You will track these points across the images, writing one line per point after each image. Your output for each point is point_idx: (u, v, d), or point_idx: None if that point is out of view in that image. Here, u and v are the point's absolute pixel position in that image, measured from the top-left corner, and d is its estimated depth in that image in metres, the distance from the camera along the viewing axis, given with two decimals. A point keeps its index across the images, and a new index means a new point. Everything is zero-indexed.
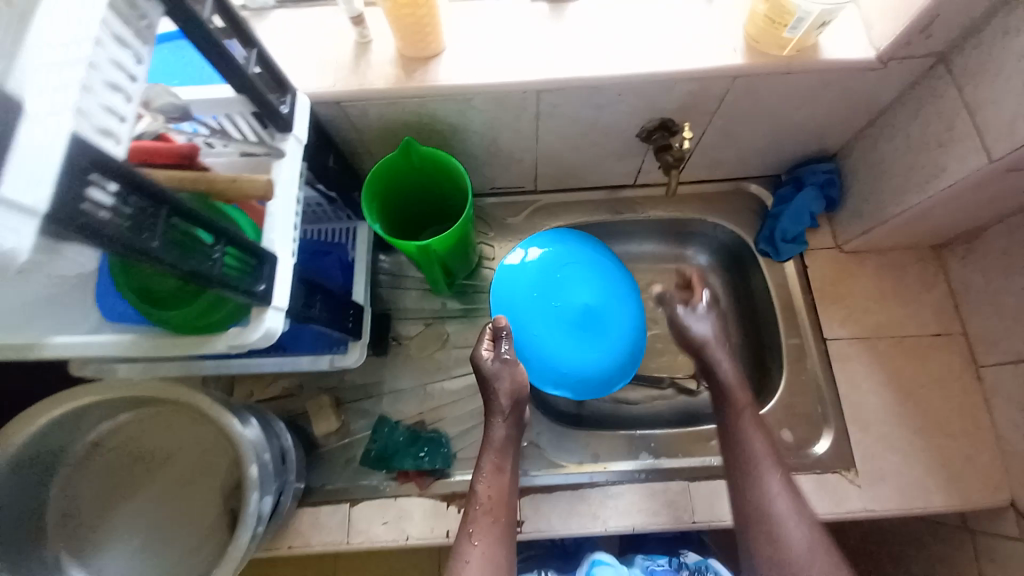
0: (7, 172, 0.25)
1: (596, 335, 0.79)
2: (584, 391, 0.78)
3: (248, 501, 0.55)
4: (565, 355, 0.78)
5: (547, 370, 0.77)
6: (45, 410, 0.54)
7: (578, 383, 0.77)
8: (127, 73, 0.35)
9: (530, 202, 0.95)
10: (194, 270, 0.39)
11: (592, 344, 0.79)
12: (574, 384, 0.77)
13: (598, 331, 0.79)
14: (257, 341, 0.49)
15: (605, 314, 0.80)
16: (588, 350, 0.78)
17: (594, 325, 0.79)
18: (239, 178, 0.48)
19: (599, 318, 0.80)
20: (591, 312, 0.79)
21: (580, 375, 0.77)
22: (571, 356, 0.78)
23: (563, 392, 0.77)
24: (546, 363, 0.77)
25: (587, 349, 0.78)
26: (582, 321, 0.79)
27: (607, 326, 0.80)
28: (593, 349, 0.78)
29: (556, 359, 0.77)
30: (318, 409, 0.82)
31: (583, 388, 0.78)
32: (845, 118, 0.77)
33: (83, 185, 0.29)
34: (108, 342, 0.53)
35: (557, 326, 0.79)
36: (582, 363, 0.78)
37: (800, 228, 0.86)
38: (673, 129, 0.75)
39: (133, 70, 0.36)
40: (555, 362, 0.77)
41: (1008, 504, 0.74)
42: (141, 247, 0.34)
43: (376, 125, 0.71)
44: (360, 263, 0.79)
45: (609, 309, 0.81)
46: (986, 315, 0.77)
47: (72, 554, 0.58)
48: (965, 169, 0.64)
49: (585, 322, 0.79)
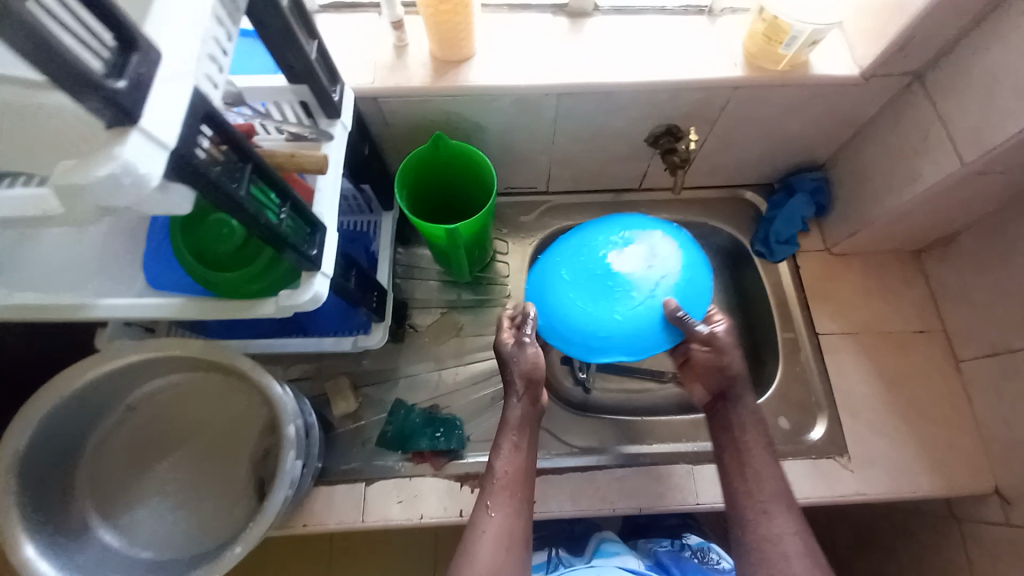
0: (148, 104, 0.30)
1: (635, 287, 0.68)
2: (637, 350, 0.69)
3: (285, 460, 0.58)
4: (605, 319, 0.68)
5: (590, 338, 0.69)
6: (85, 369, 0.56)
7: (625, 345, 0.68)
8: (221, 48, 0.40)
9: (542, 202, 1.01)
10: (266, 223, 0.43)
11: (632, 299, 0.68)
12: (622, 347, 0.68)
13: (638, 284, 0.68)
14: (305, 304, 0.53)
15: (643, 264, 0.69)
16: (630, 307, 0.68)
17: (632, 280, 0.68)
18: (297, 154, 0.51)
19: (635, 270, 0.69)
20: (624, 268, 0.69)
21: (625, 334, 0.68)
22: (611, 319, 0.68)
23: (614, 357, 0.69)
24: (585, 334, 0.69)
25: (625, 307, 0.68)
26: (614, 280, 0.68)
27: (648, 276, 0.68)
28: (635, 305, 0.67)
29: (596, 325, 0.68)
30: (337, 391, 0.85)
31: (635, 347, 0.68)
32: (832, 130, 0.85)
33: (197, 132, 0.35)
34: (156, 305, 0.56)
35: (589, 292, 0.69)
36: (625, 323, 0.67)
37: (793, 230, 0.93)
38: (678, 134, 0.82)
39: (225, 46, 0.40)
40: (595, 329, 0.68)
41: (992, 491, 0.77)
42: (231, 193, 0.39)
43: (407, 120, 0.77)
44: (384, 250, 0.84)
45: (647, 256, 0.69)
46: (964, 312, 0.84)
47: (101, 515, 0.60)
48: (939, 173, 0.71)
49: (620, 280, 0.68)
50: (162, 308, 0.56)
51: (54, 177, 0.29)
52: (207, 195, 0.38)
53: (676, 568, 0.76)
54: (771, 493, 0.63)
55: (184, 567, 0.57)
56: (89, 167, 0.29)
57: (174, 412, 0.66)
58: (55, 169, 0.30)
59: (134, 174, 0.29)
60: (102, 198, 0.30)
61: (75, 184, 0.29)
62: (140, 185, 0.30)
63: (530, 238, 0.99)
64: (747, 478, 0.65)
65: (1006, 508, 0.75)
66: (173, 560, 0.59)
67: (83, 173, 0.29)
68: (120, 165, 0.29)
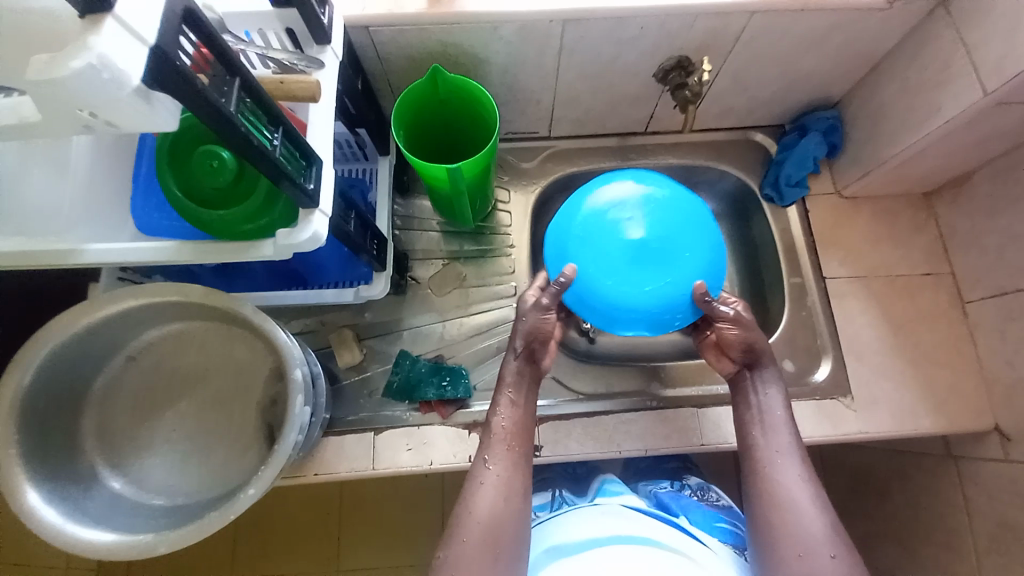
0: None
1: (675, 262, 0.68)
2: (660, 329, 0.70)
3: (292, 405, 0.56)
4: (634, 295, 0.68)
5: (611, 313, 0.69)
6: (78, 316, 0.54)
7: (650, 319, 0.69)
8: None
9: (544, 148, 0.97)
10: (260, 145, 0.41)
11: (658, 276, 0.67)
12: (647, 321, 0.69)
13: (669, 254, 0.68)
14: (304, 244, 0.50)
15: (671, 236, 0.68)
16: (659, 284, 0.67)
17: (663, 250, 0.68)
18: (285, 80, 0.48)
19: (665, 241, 0.68)
20: (620, 223, 0.69)
21: (652, 311, 0.68)
22: (638, 291, 0.68)
23: (637, 330, 0.70)
24: (614, 309, 0.69)
25: (659, 283, 0.67)
26: (645, 254, 0.68)
27: (679, 246, 0.68)
28: (668, 282, 0.67)
29: (621, 300, 0.68)
30: (341, 342, 0.84)
31: (661, 324, 0.70)
32: (848, 65, 0.81)
33: (176, 33, 0.33)
34: (147, 249, 0.53)
35: (620, 262, 0.68)
36: (651, 302, 0.68)
37: (804, 173, 0.90)
38: (689, 68, 0.78)
39: None
40: (629, 308, 0.68)
41: (992, 428, 0.78)
42: (220, 106, 0.36)
43: (402, 53, 0.72)
44: (382, 197, 0.80)
45: (678, 230, 0.69)
46: (972, 254, 0.82)
47: (108, 465, 0.60)
48: (960, 105, 0.68)
49: (615, 223, 0.69)
50: (156, 252, 0.53)
51: (29, 71, 0.29)
52: (194, 110, 0.35)
53: (676, 507, 0.78)
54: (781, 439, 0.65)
55: (196, 509, 0.57)
56: (63, 59, 0.29)
57: (176, 360, 0.65)
58: (29, 64, 0.29)
59: (111, 68, 0.29)
60: (78, 95, 0.30)
61: (53, 77, 0.29)
62: (120, 82, 0.30)
63: (533, 185, 0.95)
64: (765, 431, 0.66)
65: (1006, 445, 0.76)
66: (184, 505, 0.59)
67: (58, 66, 0.29)
68: (95, 56, 0.28)
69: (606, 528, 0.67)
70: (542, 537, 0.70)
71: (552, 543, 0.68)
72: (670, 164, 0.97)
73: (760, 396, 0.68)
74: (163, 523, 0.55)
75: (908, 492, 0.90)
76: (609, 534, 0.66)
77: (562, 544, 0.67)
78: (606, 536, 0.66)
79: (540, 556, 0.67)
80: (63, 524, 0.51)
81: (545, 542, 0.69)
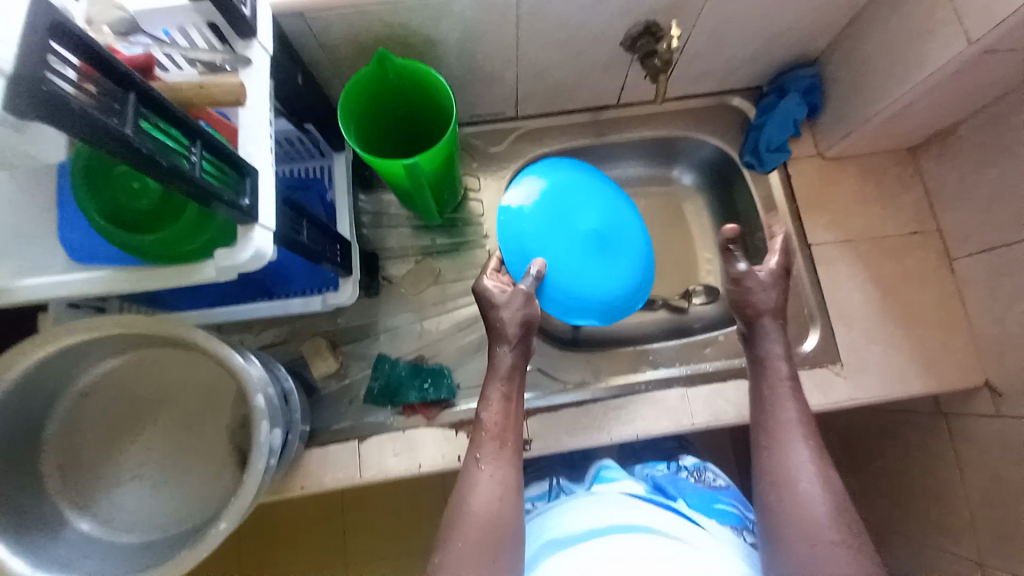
0: None
1: (614, 256, 0.77)
2: (610, 317, 0.76)
3: (258, 432, 0.54)
4: (588, 282, 0.74)
5: (567, 301, 0.73)
6: (18, 357, 0.51)
7: (602, 308, 0.75)
8: None
9: (513, 128, 0.92)
10: (174, 165, 0.37)
11: (606, 265, 0.76)
12: (598, 309, 0.75)
13: (615, 245, 0.77)
14: (248, 263, 0.47)
15: (614, 234, 0.77)
16: (606, 271, 0.75)
17: (612, 242, 0.77)
18: (206, 83, 0.43)
19: (608, 236, 0.77)
20: (568, 214, 0.76)
21: (600, 299, 0.75)
22: (591, 279, 0.75)
23: (590, 320, 0.75)
24: (570, 293, 0.73)
25: (604, 271, 0.76)
26: (594, 244, 0.75)
27: (617, 244, 0.77)
28: (614, 271, 0.76)
29: (577, 287, 0.73)
30: (315, 351, 0.80)
31: (609, 312, 0.76)
32: (826, 18, 0.76)
33: (43, 54, 0.29)
34: (80, 279, 0.49)
35: (573, 254, 0.75)
36: (600, 291, 0.75)
37: (785, 136, 0.86)
38: (658, 34, 0.74)
39: None
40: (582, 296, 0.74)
41: (982, 385, 0.77)
42: (112, 130, 0.32)
43: (347, 37, 0.67)
44: (342, 196, 0.76)
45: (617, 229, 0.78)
46: (959, 209, 0.79)
47: (76, 505, 0.58)
48: (942, 56, 0.64)
49: (568, 216, 0.76)
50: (90, 283, 0.49)
51: None
52: (82, 136, 0.32)
53: (673, 489, 0.78)
54: (785, 422, 0.64)
55: (173, 543, 0.55)
56: None
57: (136, 391, 0.62)
58: None
59: None
60: None
61: None
62: None
63: (504, 170, 0.91)
64: (777, 413, 0.66)
65: (996, 401, 0.75)
66: (162, 539, 0.57)
67: None
68: None
69: (605, 518, 0.66)
70: (540, 531, 0.69)
71: (552, 535, 0.67)
72: (646, 136, 0.93)
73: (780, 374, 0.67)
74: (139, 561, 0.54)
75: (900, 451, 0.90)
76: (608, 523, 0.65)
77: (561, 536, 0.66)
78: (605, 526, 0.65)
79: (539, 550, 0.66)
80: (33, 573, 0.48)
81: (544, 535, 0.68)
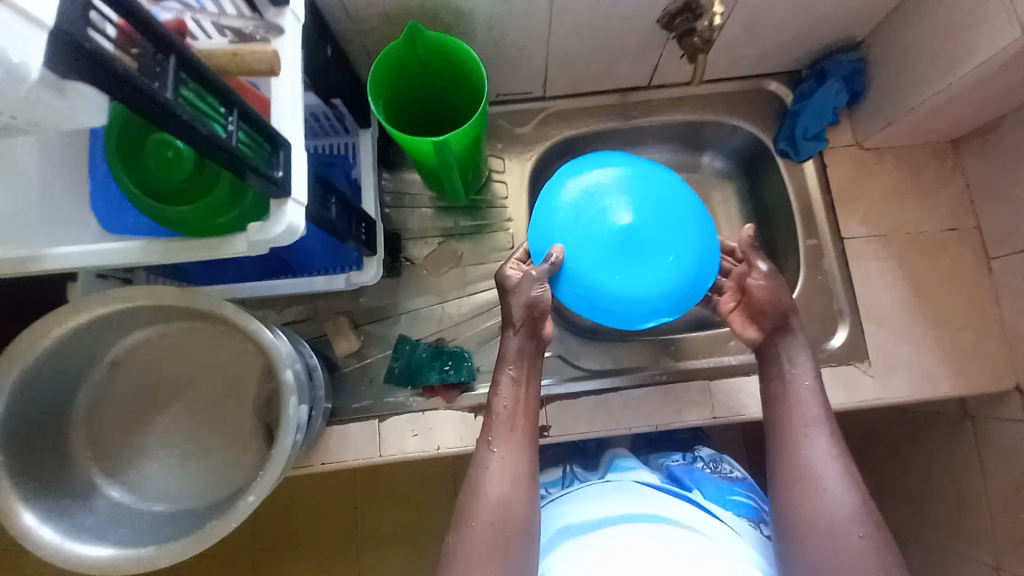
0: None
1: (662, 245, 0.63)
2: (685, 306, 0.64)
3: (286, 407, 0.54)
4: (638, 287, 0.63)
5: (626, 310, 0.63)
6: (49, 327, 0.51)
7: (670, 302, 0.63)
8: None
9: (540, 109, 0.89)
10: (212, 134, 0.36)
11: (659, 257, 0.63)
12: (667, 305, 0.63)
13: (665, 232, 0.63)
14: (280, 238, 0.46)
15: (660, 223, 0.63)
16: (658, 266, 0.63)
17: (660, 231, 0.63)
18: (239, 52, 0.42)
19: (656, 225, 0.63)
20: (599, 207, 0.64)
21: (664, 297, 0.63)
22: (642, 282, 0.63)
23: (659, 319, 0.64)
24: (622, 304, 0.63)
25: (655, 267, 0.63)
26: (634, 242, 0.63)
27: (667, 232, 0.63)
28: (670, 260, 0.63)
29: (629, 294, 0.63)
30: (337, 331, 0.81)
31: (681, 304, 0.64)
32: (875, 1, 0.72)
33: (87, 10, 0.28)
34: (112, 250, 0.48)
35: (609, 261, 0.63)
36: (657, 290, 0.63)
37: (822, 124, 0.83)
38: (697, 10, 0.69)
39: None
40: (635, 300, 0.63)
41: (1012, 389, 0.75)
42: (154, 94, 0.31)
43: (378, 9, 0.65)
44: (367, 175, 0.75)
45: (665, 216, 0.64)
46: (1001, 205, 0.76)
47: (104, 474, 0.59)
48: (1000, 43, 0.61)
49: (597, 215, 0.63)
50: (121, 253, 0.48)
51: None
52: (124, 100, 0.31)
53: (689, 480, 0.77)
54: (799, 420, 0.62)
55: (200, 515, 0.56)
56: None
57: (160, 365, 0.63)
58: None
59: None
60: None
61: None
62: None
63: (531, 152, 0.89)
64: (792, 411, 0.63)
65: None
66: (188, 509, 0.58)
67: None
68: None
69: (620, 507, 0.66)
70: (554, 518, 0.69)
71: (566, 522, 0.66)
72: (677, 120, 0.90)
73: (798, 372, 0.64)
74: (166, 531, 0.55)
75: (919, 453, 0.89)
76: (622, 512, 0.65)
77: (574, 524, 0.66)
78: (620, 515, 0.64)
79: (554, 537, 0.66)
80: (63, 543, 0.50)
81: (559, 522, 0.68)
